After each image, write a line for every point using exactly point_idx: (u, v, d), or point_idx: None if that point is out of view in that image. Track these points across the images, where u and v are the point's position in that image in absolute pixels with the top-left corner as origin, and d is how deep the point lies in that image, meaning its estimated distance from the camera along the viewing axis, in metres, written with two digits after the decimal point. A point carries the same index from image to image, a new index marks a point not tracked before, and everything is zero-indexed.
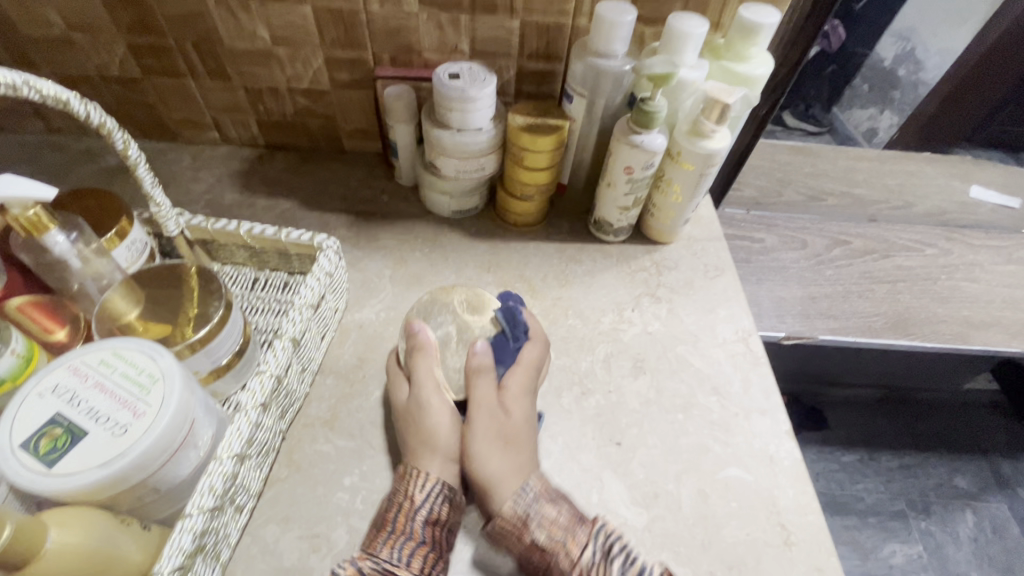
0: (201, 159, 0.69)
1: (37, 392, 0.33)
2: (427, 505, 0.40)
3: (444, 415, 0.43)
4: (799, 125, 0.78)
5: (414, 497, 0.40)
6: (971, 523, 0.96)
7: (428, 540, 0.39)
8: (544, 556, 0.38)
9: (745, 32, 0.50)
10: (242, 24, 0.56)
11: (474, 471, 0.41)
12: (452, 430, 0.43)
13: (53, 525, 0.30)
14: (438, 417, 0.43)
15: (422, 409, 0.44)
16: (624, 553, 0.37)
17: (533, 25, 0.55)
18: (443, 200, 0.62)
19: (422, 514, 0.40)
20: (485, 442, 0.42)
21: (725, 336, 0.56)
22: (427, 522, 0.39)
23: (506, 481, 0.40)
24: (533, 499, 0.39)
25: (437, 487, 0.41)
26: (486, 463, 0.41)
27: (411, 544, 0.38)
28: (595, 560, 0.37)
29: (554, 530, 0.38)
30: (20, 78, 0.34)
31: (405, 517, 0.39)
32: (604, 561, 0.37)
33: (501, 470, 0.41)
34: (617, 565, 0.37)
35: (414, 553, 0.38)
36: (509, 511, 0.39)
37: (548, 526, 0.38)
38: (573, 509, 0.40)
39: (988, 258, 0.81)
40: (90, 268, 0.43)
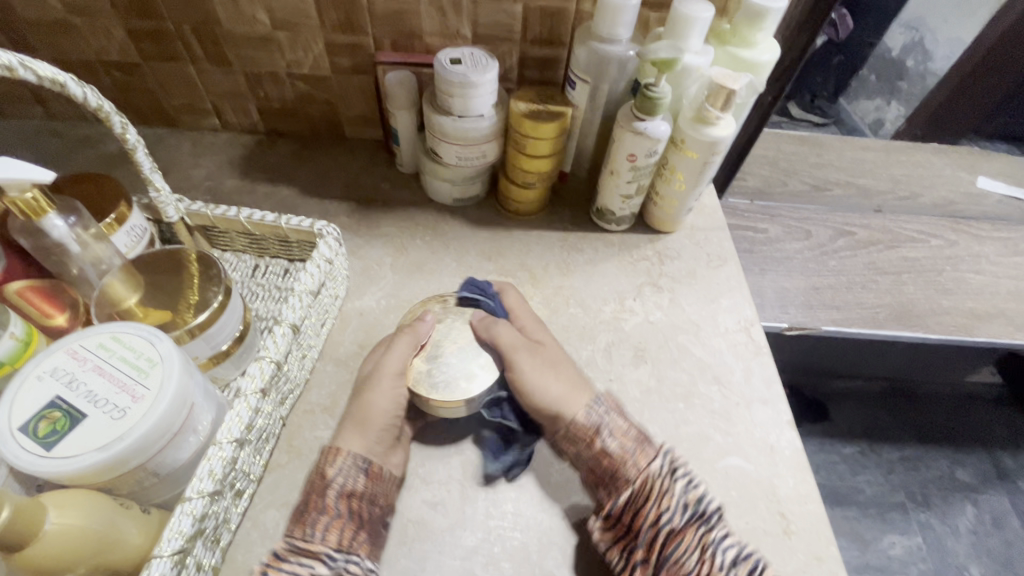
0: (201, 145, 0.69)
1: (36, 375, 0.33)
2: (342, 479, 0.40)
3: (388, 393, 0.44)
4: (804, 115, 0.82)
5: (328, 472, 0.40)
6: (970, 515, 0.96)
7: (343, 512, 0.39)
8: (612, 462, 0.41)
9: (752, 17, 0.49)
10: (242, 8, 0.56)
11: (545, 401, 0.44)
12: (385, 409, 0.43)
13: (53, 507, 0.30)
14: (378, 397, 0.43)
15: (369, 387, 0.44)
16: (688, 477, 0.40)
17: (535, 9, 0.55)
18: (444, 188, 0.62)
19: (335, 487, 0.39)
20: (539, 369, 0.45)
21: (727, 326, 0.56)
22: (341, 495, 0.39)
23: (573, 390, 0.44)
24: (604, 412, 0.43)
25: (351, 461, 0.41)
26: (547, 386, 0.44)
27: (325, 519, 0.38)
28: (661, 472, 0.40)
29: (625, 441, 0.41)
30: (16, 58, 0.34)
31: (316, 495, 0.39)
32: (669, 476, 0.39)
33: (563, 388, 0.44)
34: (682, 481, 0.39)
35: (331, 527, 0.38)
36: (582, 418, 0.42)
37: (618, 437, 0.42)
38: (642, 429, 0.43)
39: (995, 250, 0.80)
40: (89, 253, 0.42)
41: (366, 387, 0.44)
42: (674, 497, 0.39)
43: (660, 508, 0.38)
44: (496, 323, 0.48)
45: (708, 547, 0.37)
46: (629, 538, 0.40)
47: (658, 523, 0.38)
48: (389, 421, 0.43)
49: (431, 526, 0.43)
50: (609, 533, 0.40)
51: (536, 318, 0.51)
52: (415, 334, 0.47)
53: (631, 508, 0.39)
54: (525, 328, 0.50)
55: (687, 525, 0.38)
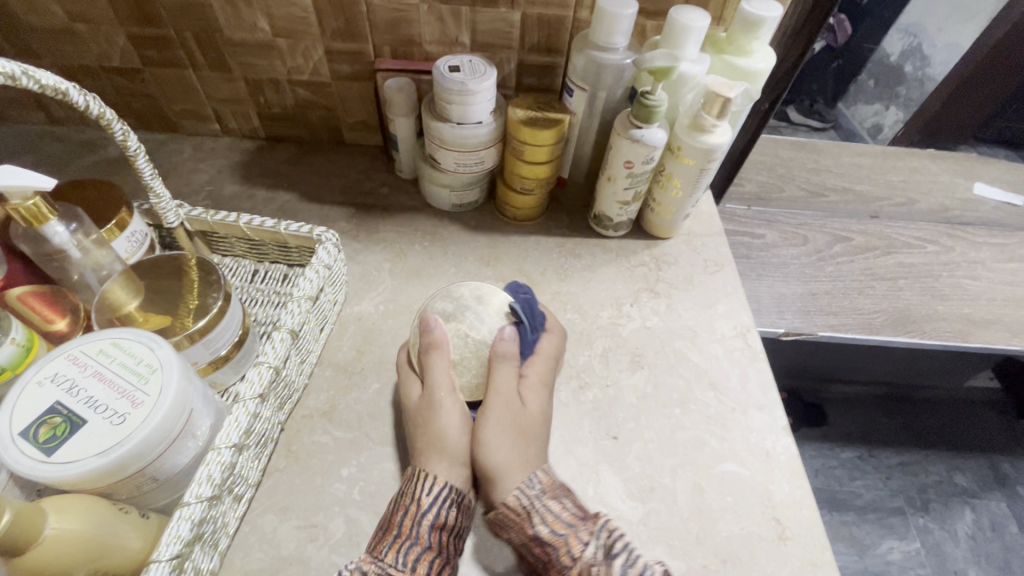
0: (202, 151, 0.69)
1: (37, 380, 0.33)
2: (439, 509, 0.39)
3: (455, 416, 0.43)
4: (804, 120, 0.79)
5: (421, 500, 0.39)
6: (968, 521, 0.96)
7: (435, 545, 0.38)
8: (545, 551, 0.37)
9: (747, 26, 0.50)
10: (242, 15, 0.56)
11: (484, 464, 0.41)
12: (460, 432, 0.42)
13: (53, 512, 0.31)
14: (449, 417, 0.43)
15: (433, 410, 0.43)
16: (627, 552, 0.36)
17: (533, 17, 0.55)
18: (443, 193, 0.62)
19: (429, 518, 0.39)
20: (499, 429, 0.42)
21: (724, 331, 0.56)
22: (433, 526, 0.38)
23: (512, 469, 0.40)
24: (539, 492, 0.39)
25: (445, 492, 0.40)
26: (495, 451, 0.41)
27: (417, 550, 0.37)
28: (597, 558, 0.36)
29: (557, 524, 0.38)
30: (19, 67, 0.34)
31: (411, 520, 0.38)
32: (607, 559, 0.35)
33: (512, 460, 0.41)
34: (619, 563, 0.35)
35: (419, 557, 0.37)
36: (512, 501, 0.39)
37: (551, 521, 0.38)
38: (578, 505, 0.39)
39: (990, 256, 0.80)
40: (90, 259, 0.43)
41: (431, 412, 0.43)
42: None
43: None
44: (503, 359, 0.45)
45: None
46: None
47: None
48: (468, 448, 0.42)
49: None
50: None
51: (547, 381, 0.47)
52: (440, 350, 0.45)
53: None
54: (528, 384, 0.46)
55: None
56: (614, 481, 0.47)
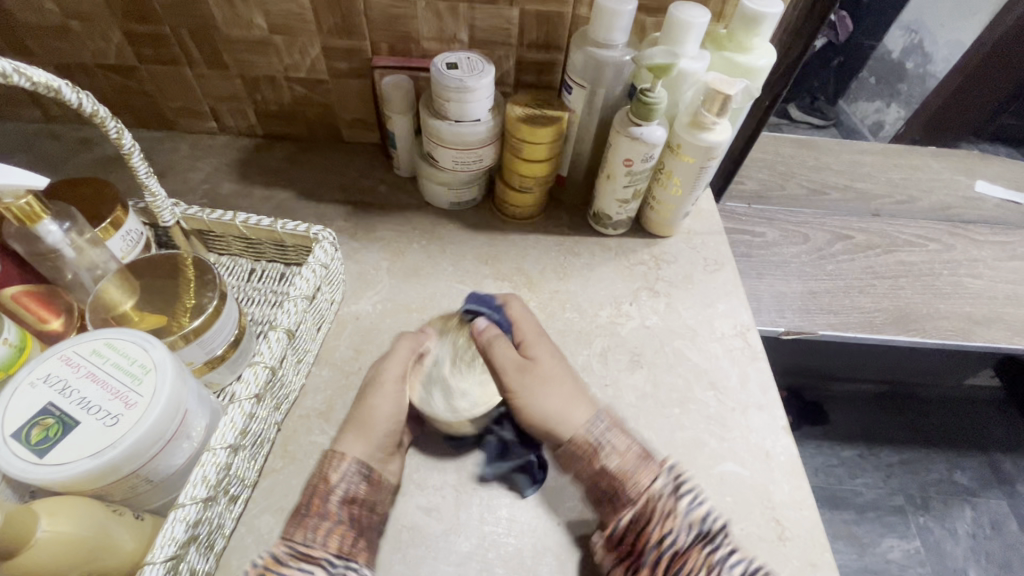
0: (199, 149, 0.69)
1: (29, 381, 0.33)
2: (343, 484, 0.40)
3: (386, 401, 0.44)
4: (805, 118, 0.79)
5: (331, 476, 0.40)
6: (969, 519, 0.96)
7: (345, 519, 0.39)
8: (614, 482, 0.39)
9: (747, 22, 0.49)
10: (239, 12, 0.56)
11: (542, 418, 0.43)
12: (389, 414, 0.44)
13: (44, 514, 0.30)
14: (382, 401, 0.44)
15: (372, 392, 0.45)
16: (693, 493, 0.38)
17: (532, 13, 0.55)
18: (440, 191, 0.62)
19: (338, 493, 0.39)
20: (533, 388, 0.44)
21: (723, 330, 0.56)
22: (343, 502, 0.39)
23: (572, 408, 0.43)
24: (605, 429, 0.41)
25: (354, 467, 0.41)
26: (545, 402, 0.44)
27: (327, 524, 0.37)
28: (665, 491, 0.38)
29: (625, 457, 0.40)
30: (10, 65, 0.34)
31: (318, 499, 0.39)
32: (673, 495, 0.38)
33: (561, 403, 0.43)
34: (685, 500, 0.38)
35: (330, 532, 0.37)
36: (580, 436, 0.41)
37: (620, 454, 0.40)
38: (644, 444, 0.41)
39: (992, 254, 0.80)
40: (83, 259, 0.42)
41: (368, 393, 0.45)
42: (680, 517, 0.37)
43: (666, 529, 0.37)
44: (495, 339, 0.46)
45: (715, 570, 0.36)
46: (634, 559, 0.38)
47: (663, 545, 0.37)
48: (389, 429, 0.43)
49: (425, 532, 0.43)
50: (614, 554, 0.39)
51: (539, 332, 0.49)
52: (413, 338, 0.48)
53: (636, 528, 0.38)
54: (527, 345, 0.47)
55: (690, 548, 0.37)
56: None
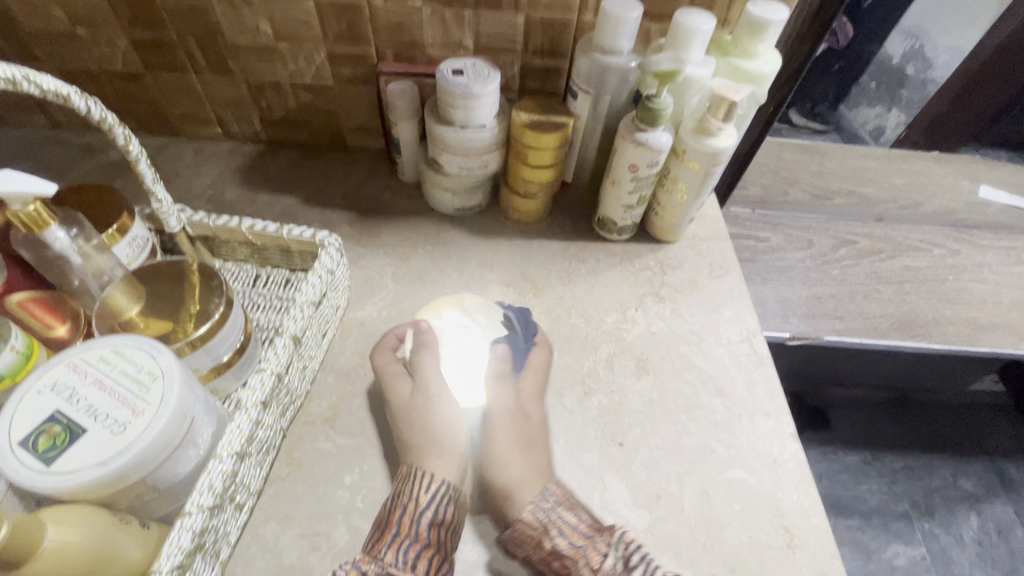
0: (204, 154, 0.69)
1: (37, 389, 0.33)
2: (432, 508, 0.40)
3: (446, 407, 0.46)
4: (805, 122, 0.77)
5: (419, 499, 0.40)
6: (975, 525, 0.95)
7: (433, 542, 0.39)
8: (564, 564, 0.39)
9: (753, 29, 0.49)
10: (244, 19, 0.56)
11: (505, 478, 0.43)
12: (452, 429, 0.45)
13: (51, 523, 0.30)
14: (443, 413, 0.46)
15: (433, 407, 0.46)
16: (645, 563, 0.38)
17: (537, 20, 0.55)
18: (446, 197, 0.62)
19: (427, 515, 0.40)
20: (505, 447, 0.45)
21: (730, 336, 0.56)
22: (432, 524, 0.40)
23: (535, 473, 0.43)
24: (555, 507, 0.41)
25: (441, 489, 0.41)
26: (508, 467, 0.43)
27: (416, 547, 0.38)
28: (616, 569, 0.38)
29: (574, 537, 0.39)
30: (20, 72, 0.34)
31: (406, 521, 0.39)
32: (625, 571, 0.38)
33: (522, 473, 0.43)
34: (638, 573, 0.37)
35: (419, 555, 0.38)
36: (529, 515, 0.41)
37: (568, 534, 0.40)
38: (593, 518, 0.41)
39: (996, 259, 0.80)
40: (91, 265, 0.42)
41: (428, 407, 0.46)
42: None
43: None
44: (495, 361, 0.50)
45: None
46: None
47: None
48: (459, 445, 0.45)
49: None
50: None
51: (539, 390, 0.49)
52: (431, 347, 0.49)
53: None
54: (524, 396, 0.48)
55: None
56: (620, 489, 0.46)
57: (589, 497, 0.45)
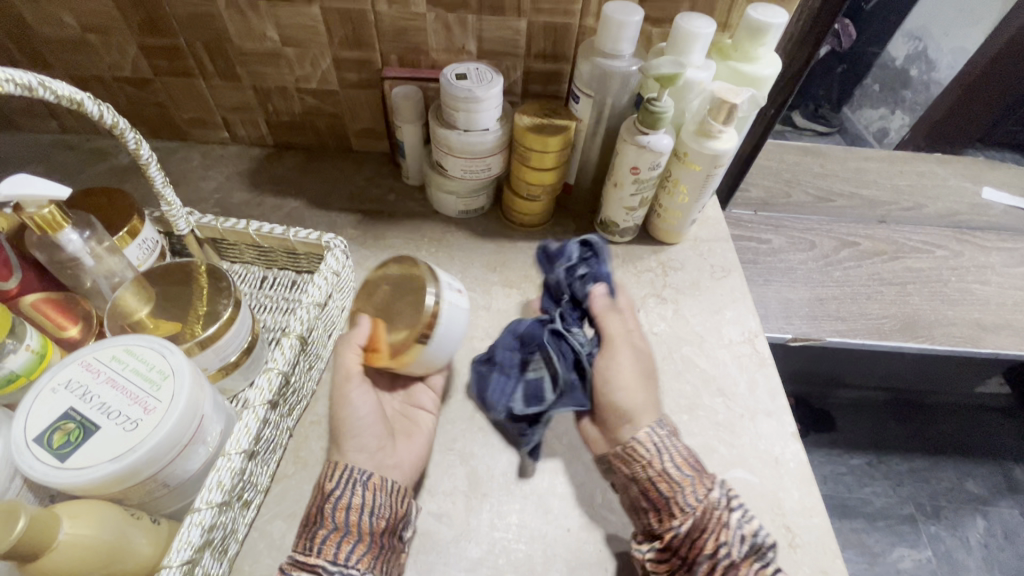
0: (211, 158, 0.70)
1: (51, 387, 0.34)
2: (346, 491, 0.39)
3: (358, 397, 0.43)
4: (809, 125, 0.78)
5: (328, 486, 0.39)
6: (981, 528, 0.95)
7: (342, 526, 0.38)
8: (669, 487, 0.39)
9: (753, 32, 0.50)
10: (253, 26, 0.57)
11: (619, 408, 0.44)
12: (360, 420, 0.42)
13: (66, 517, 0.31)
14: (352, 404, 0.43)
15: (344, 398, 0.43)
16: (744, 508, 0.38)
17: (539, 25, 0.56)
18: (449, 200, 0.63)
19: (335, 498, 0.38)
20: (631, 380, 0.46)
21: (731, 337, 0.56)
22: (340, 508, 0.38)
23: (644, 408, 0.44)
24: (664, 437, 0.42)
25: (351, 475, 0.40)
26: (631, 394, 0.44)
27: (323, 532, 0.37)
28: (720, 503, 0.38)
29: (685, 466, 0.40)
30: (36, 78, 0.35)
31: (318, 506, 0.39)
32: (727, 507, 0.38)
33: (643, 401, 0.44)
34: (737, 514, 0.38)
35: (330, 541, 0.37)
36: (643, 437, 0.42)
37: (679, 463, 0.40)
38: (696, 458, 0.42)
39: (1000, 260, 0.80)
40: (103, 267, 0.43)
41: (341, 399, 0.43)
42: (731, 529, 0.37)
43: (718, 541, 0.37)
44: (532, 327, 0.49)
45: None
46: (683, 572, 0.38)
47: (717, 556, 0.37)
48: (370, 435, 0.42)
49: (436, 537, 0.44)
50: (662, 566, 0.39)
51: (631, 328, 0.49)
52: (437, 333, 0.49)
53: (687, 540, 0.38)
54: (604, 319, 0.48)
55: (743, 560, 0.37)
56: None
57: (591, 496, 0.46)
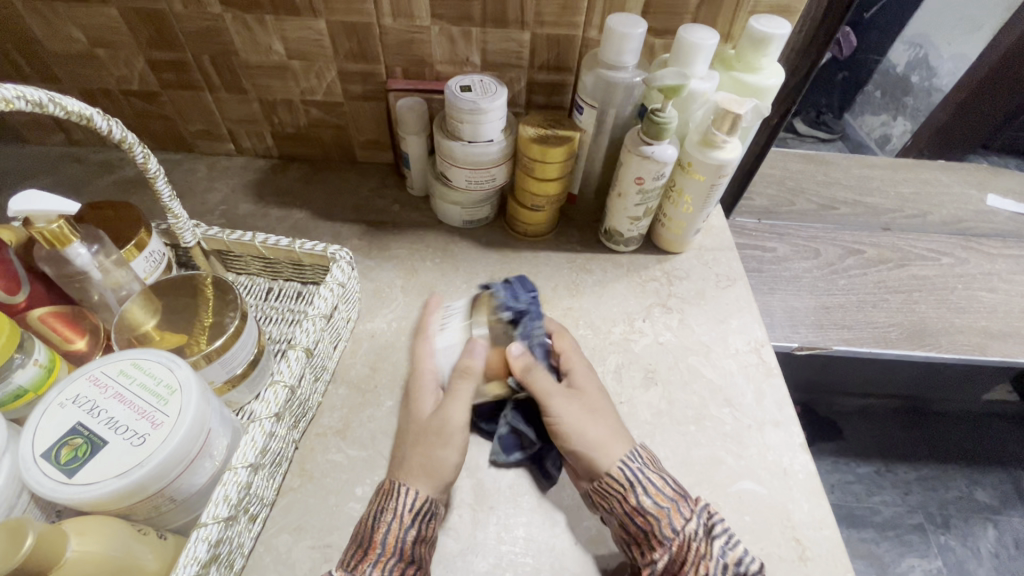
0: (217, 170, 0.70)
1: (59, 402, 0.34)
2: (415, 525, 0.39)
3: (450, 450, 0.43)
4: (810, 132, 0.77)
5: (402, 517, 0.39)
6: (992, 538, 0.93)
7: (414, 558, 0.38)
8: (646, 521, 0.39)
9: (755, 43, 0.50)
10: (259, 39, 0.57)
11: (585, 447, 0.44)
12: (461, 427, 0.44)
13: (74, 534, 0.31)
14: (448, 451, 0.43)
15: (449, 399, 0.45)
16: (726, 535, 0.39)
17: (543, 36, 0.56)
18: (453, 210, 0.63)
19: (410, 534, 0.39)
20: (578, 417, 0.45)
21: (737, 347, 0.56)
22: (415, 541, 0.39)
23: (613, 438, 0.44)
24: (641, 466, 0.42)
25: (421, 503, 0.41)
26: (587, 430, 0.44)
27: (391, 563, 0.37)
28: (698, 534, 0.39)
29: (661, 496, 0.40)
30: (46, 95, 0.35)
31: (394, 536, 0.38)
32: (707, 537, 0.38)
33: (603, 434, 0.44)
34: (719, 543, 0.38)
35: (401, 573, 0.37)
36: (615, 472, 0.42)
37: (653, 493, 0.40)
38: (676, 484, 0.42)
39: (1006, 267, 0.80)
40: (110, 279, 0.43)
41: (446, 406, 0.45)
42: (712, 560, 0.37)
43: (699, 573, 0.37)
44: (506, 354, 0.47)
45: None
46: None
47: None
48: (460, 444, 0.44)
49: (442, 551, 0.43)
50: None
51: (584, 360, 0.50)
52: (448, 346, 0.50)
53: (669, 570, 0.39)
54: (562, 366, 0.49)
55: None
56: None
57: None
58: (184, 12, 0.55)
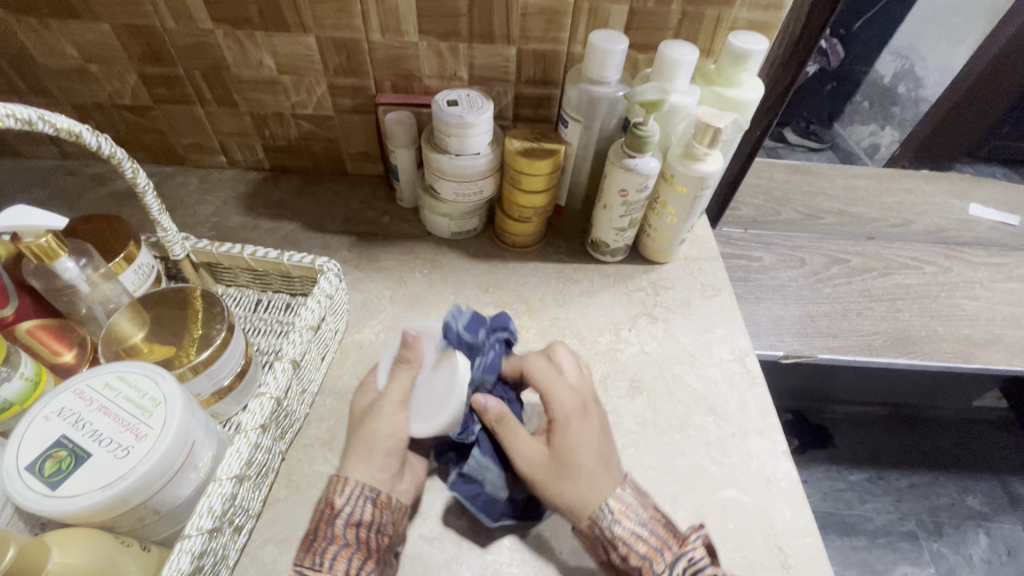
0: (209, 182, 0.71)
1: (43, 415, 0.34)
2: (353, 507, 0.40)
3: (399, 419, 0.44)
4: (800, 141, 0.79)
5: (335, 501, 0.40)
6: (983, 544, 0.94)
7: (352, 542, 0.39)
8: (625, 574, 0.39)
9: (735, 58, 0.51)
10: (250, 55, 0.58)
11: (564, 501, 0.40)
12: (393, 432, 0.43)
13: (55, 546, 0.31)
14: (383, 423, 0.43)
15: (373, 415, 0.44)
16: None
17: (528, 52, 0.57)
18: (442, 222, 0.64)
19: (343, 517, 0.39)
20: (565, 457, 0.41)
21: (722, 356, 0.57)
22: (349, 524, 0.39)
23: (592, 493, 0.40)
24: (612, 520, 0.39)
25: (357, 491, 0.40)
26: (569, 483, 0.40)
27: (333, 549, 0.38)
28: None
29: (631, 555, 0.39)
30: (35, 113, 0.36)
31: (325, 522, 0.39)
32: None
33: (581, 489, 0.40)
34: None
35: (337, 556, 0.37)
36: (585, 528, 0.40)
37: (625, 551, 0.39)
38: (660, 522, 0.40)
39: (989, 276, 0.81)
40: (98, 292, 0.44)
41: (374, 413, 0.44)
42: None
43: None
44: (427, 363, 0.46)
45: None
46: None
47: None
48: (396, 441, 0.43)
49: (428, 561, 0.44)
50: None
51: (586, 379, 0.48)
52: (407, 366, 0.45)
53: None
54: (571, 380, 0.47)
55: None
56: None
57: None
58: (176, 28, 0.56)
